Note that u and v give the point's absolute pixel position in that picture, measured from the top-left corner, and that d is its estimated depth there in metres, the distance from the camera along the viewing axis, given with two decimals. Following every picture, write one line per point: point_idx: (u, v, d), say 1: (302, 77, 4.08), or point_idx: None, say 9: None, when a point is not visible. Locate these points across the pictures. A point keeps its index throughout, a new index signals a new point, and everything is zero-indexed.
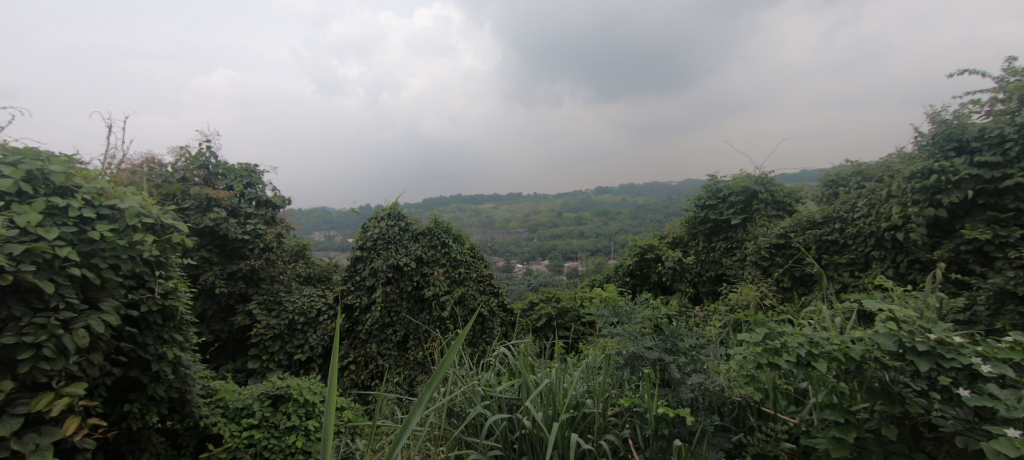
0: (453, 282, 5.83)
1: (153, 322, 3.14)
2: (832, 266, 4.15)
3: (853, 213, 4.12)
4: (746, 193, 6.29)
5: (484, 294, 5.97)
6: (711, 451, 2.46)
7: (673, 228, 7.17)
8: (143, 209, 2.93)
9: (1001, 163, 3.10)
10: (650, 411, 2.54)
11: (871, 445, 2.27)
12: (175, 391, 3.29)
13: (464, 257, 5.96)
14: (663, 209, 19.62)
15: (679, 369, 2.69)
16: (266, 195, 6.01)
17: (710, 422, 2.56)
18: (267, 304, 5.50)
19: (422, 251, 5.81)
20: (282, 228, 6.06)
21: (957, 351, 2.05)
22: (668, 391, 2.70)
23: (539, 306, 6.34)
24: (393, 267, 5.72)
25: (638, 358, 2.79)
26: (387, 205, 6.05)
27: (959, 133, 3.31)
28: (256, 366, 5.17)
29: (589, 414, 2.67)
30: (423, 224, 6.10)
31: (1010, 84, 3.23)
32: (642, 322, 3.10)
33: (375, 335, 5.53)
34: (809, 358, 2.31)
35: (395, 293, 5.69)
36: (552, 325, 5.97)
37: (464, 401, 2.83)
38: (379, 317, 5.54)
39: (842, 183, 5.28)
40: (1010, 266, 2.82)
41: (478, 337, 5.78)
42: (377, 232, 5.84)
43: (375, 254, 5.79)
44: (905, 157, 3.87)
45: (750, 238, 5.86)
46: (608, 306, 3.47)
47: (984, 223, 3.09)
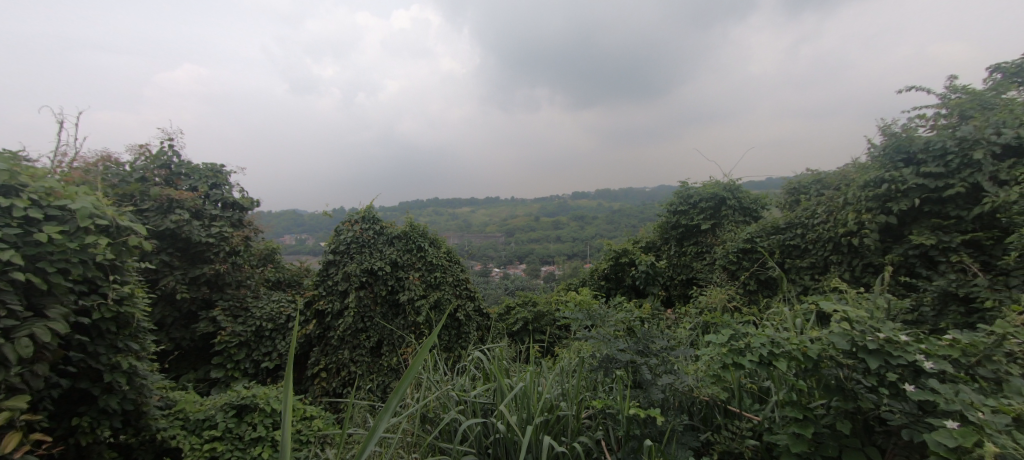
0: (428, 286, 5.83)
1: (107, 330, 3.04)
2: (794, 270, 4.34)
3: (813, 220, 4.33)
4: (715, 199, 6.50)
5: (459, 299, 5.98)
6: (680, 450, 2.55)
7: (646, 233, 7.34)
8: (97, 210, 2.85)
9: (944, 173, 3.30)
10: (622, 413, 2.63)
11: (828, 440, 2.40)
12: (130, 403, 3.19)
13: (440, 261, 5.97)
14: (638, 214, 20.00)
15: (650, 370, 2.78)
16: (233, 197, 5.88)
17: (679, 421, 2.65)
18: (233, 311, 5.40)
19: (397, 256, 5.80)
20: (249, 231, 5.94)
21: (903, 348, 2.19)
22: (638, 392, 2.78)
23: (516, 310, 6.40)
24: (367, 271, 5.69)
25: (611, 360, 2.88)
26: (361, 208, 6.02)
27: (907, 145, 3.52)
28: (219, 375, 5.04)
29: (563, 417, 2.73)
30: (399, 228, 6.09)
31: (951, 101, 3.47)
32: (615, 325, 3.19)
33: (348, 341, 5.48)
34: (770, 357, 2.43)
35: (369, 298, 5.65)
36: (528, 329, 6.03)
37: (438, 407, 2.85)
38: (352, 322, 5.50)
39: (803, 191, 5.53)
40: (952, 270, 3.03)
41: (453, 343, 5.79)
42: (350, 235, 5.81)
43: (349, 258, 5.74)
44: (859, 167, 4.09)
45: (719, 243, 6.06)
46: (582, 309, 3.55)
47: (929, 230, 3.30)
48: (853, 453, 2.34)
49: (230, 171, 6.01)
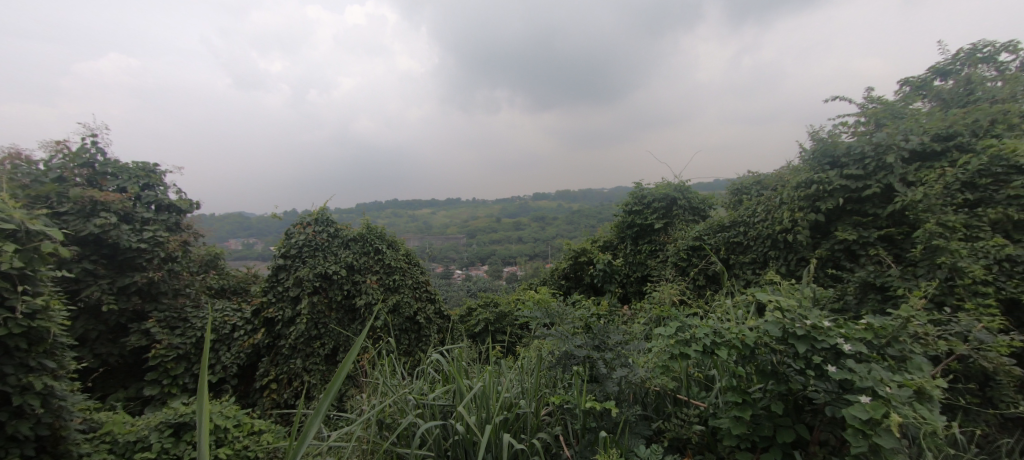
0: (387, 289, 5.81)
1: (16, 348, 2.89)
2: (738, 265, 4.63)
3: (754, 218, 4.63)
4: (666, 199, 6.80)
5: (419, 301, 6.03)
6: (634, 439, 2.70)
7: (604, 232, 7.59)
8: (2, 214, 2.73)
9: (863, 175, 3.63)
10: (579, 407, 2.75)
11: (764, 421, 2.61)
12: (45, 427, 3.01)
13: (398, 264, 5.97)
14: (597, 214, 20.52)
15: (606, 365, 2.92)
16: (167, 199, 5.61)
17: (632, 412, 2.80)
18: (170, 322, 5.19)
19: (353, 259, 5.75)
20: (187, 235, 5.71)
21: (826, 333, 2.41)
22: (595, 386, 2.92)
23: (477, 311, 6.49)
24: (321, 276, 5.58)
25: (568, 357, 3.01)
26: (314, 210, 5.93)
27: (832, 150, 3.84)
28: (155, 393, 4.82)
29: (522, 415, 2.81)
30: (355, 230, 6.04)
31: (869, 110, 3.81)
32: (573, 323, 3.33)
33: (300, 349, 5.34)
34: (713, 346, 2.62)
35: (323, 304, 5.56)
36: (489, 330, 6.11)
37: (396, 412, 2.86)
38: (305, 329, 5.36)
39: (746, 191, 5.90)
40: (870, 263, 3.34)
41: (413, 346, 5.84)
42: (302, 239, 5.70)
43: (301, 262, 5.62)
44: (792, 170, 4.41)
45: (670, 241, 6.33)
46: (540, 307, 3.66)
47: (852, 226, 3.62)
48: (785, 432, 2.56)
49: (164, 171, 5.75)
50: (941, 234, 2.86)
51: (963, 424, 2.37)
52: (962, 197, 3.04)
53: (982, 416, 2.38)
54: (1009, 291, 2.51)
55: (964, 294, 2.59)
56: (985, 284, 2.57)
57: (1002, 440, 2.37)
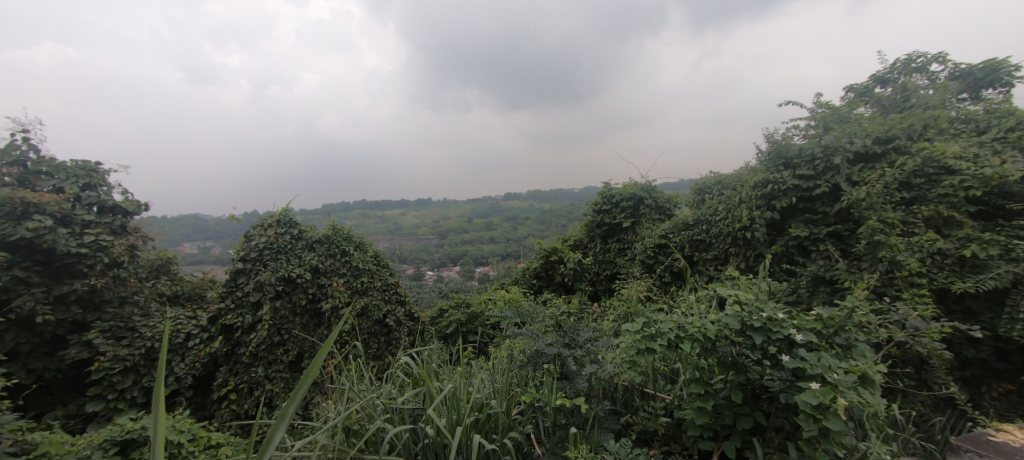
0: (354, 292, 5.78)
1: None
2: (702, 262, 4.81)
3: (716, 217, 4.82)
4: (633, 199, 6.98)
5: (389, 304, 6.04)
6: (602, 433, 2.79)
7: (574, 231, 7.72)
8: None
9: (813, 176, 3.85)
10: (549, 404, 2.81)
11: (725, 410, 2.74)
12: None
13: (366, 266, 5.95)
14: (567, 214, 20.83)
15: (576, 362, 2.99)
16: (111, 200, 5.26)
17: (601, 408, 2.89)
18: (116, 332, 4.92)
19: (318, 261, 5.69)
20: (135, 239, 5.37)
21: (781, 324, 2.55)
22: (565, 383, 2.97)
23: (448, 312, 6.51)
24: (284, 279, 5.48)
25: (539, 356, 3.07)
26: (275, 212, 5.81)
27: (785, 152, 4.05)
28: (98, 409, 4.61)
29: (493, 415, 2.84)
30: (320, 232, 5.98)
31: (818, 114, 4.04)
32: (543, 321, 3.41)
33: (262, 357, 5.20)
34: (677, 340, 2.72)
35: (286, 309, 5.44)
36: (461, 331, 6.14)
37: (363, 419, 2.83)
38: (267, 336, 5.23)
39: (708, 191, 6.14)
40: (821, 257, 3.54)
41: (382, 350, 5.83)
42: (263, 241, 5.55)
43: (262, 266, 5.47)
44: (750, 170, 4.62)
45: (638, 239, 6.51)
46: (510, 307, 3.72)
47: (804, 223, 3.83)
48: (744, 419, 2.69)
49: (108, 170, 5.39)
50: (882, 230, 3.09)
51: (902, 405, 2.56)
52: (899, 196, 3.27)
53: (917, 398, 2.59)
54: (940, 282, 2.73)
55: (902, 285, 2.80)
56: (919, 276, 2.79)
57: (935, 418, 2.58)
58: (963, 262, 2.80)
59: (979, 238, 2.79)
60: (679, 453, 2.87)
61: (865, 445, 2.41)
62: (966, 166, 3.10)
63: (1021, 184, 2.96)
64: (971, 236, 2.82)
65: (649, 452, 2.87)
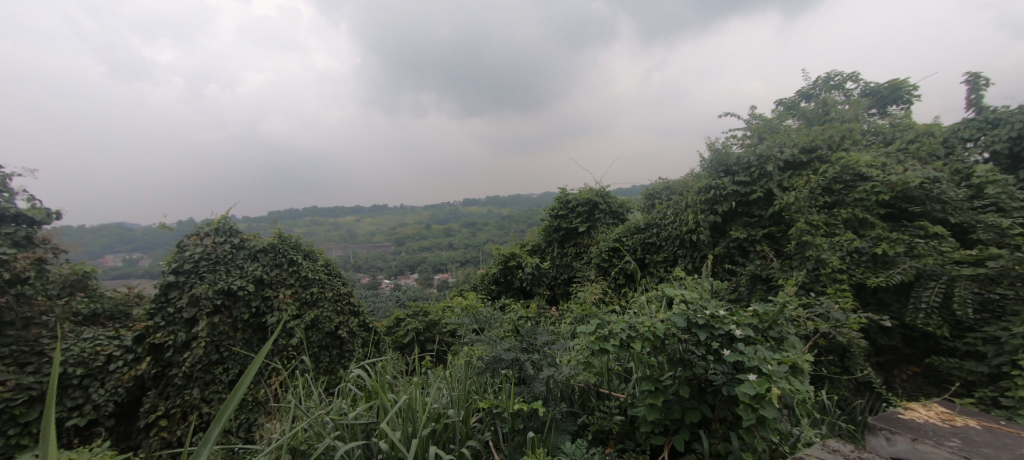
0: (304, 304, 5.70)
1: None
2: (654, 264, 5.03)
3: (665, 220, 5.06)
4: (589, 204, 7.20)
5: (341, 315, 5.98)
6: (560, 435, 2.87)
7: (532, 237, 7.84)
8: None
9: (749, 181, 4.15)
10: (507, 410, 2.86)
11: (674, 405, 2.88)
12: None
13: (317, 275, 5.90)
14: (526, 220, 21.10)
15: (533, 366, 3.08)
16: (14, 209, 4.83)
17: (558, 410, 2.97)
18: (20, 358, 4.40)
19: (263, 272, 5.53)
20: (44, 252, 4.95)
21: (722, 321, 2.72)
22: (523, 388, 3.06)
23: (405, 322, 6.46)
24: (222, 293, 5.26)
25: (497, 362, 3.13)
26: (213, 220, 5.59)
27: (725, 160, 4.34)
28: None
29: (450, 425, 2.83)
30: (265, 240, 5.83)
31: (752, 125, 4.35)
32: (501, 328, 3.51)
33: (197, 378, 4.92)
34: (629, 340, 2.86)
35: (226, 325, 5.24)
36: (418, 339, 6.13)
37: (311, 438, 2.73)
38: (203, 355, 4.98)
39: (657, 196, 6.44)
40: (758, 257, 3.81)
41: (335, 363, 5.73)
42: (198, 251, 5.31)
43: (198, 278, 5.22)
44: (695, 176, 4.89)
45: (594, 243, 6.71)
46: (467, 315, 3.82)
47: (743, 226, 4.11)
48: (692, 413, 2.84)
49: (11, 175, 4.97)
50: (809, 231, 3.38)
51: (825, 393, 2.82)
52: (823, 200, 3.57)
53: (840, 383, 2.88)
54: (857, 278, 3.02)
55: (826, 281, 3.08)
56: (840, 272, 3.08)
57: (856, 401, 2.88)
58: (875, 259, 3.12)
59: (887, 238, 3.14)
60: (633, 449, 3.00)
61: (798, 430, 2.61)
62: (876, 173, 3.46)
63: (920, 189, 3.36)
64: (881, 236, 3.16)
65: (605, 451, 2.98)
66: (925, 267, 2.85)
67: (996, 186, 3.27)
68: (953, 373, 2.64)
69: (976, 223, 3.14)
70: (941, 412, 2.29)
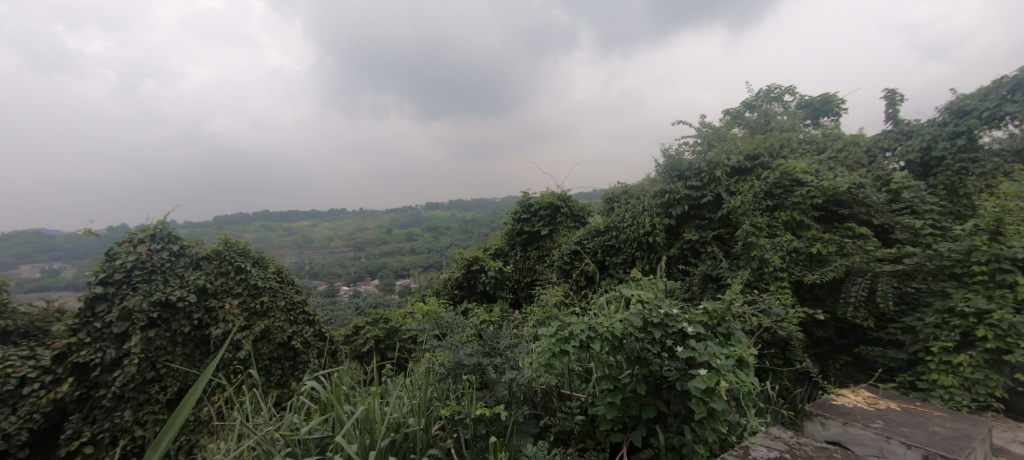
0: (253, 315, 5.56)
1: None
2: (613, 266, 5.20)
3: (623, 223, 5.24)
4: (551, 207, 7.34)
5: (295, 325, 5.88)
6: (522, 438, 2.92)
7: (495, 241, 7.91)
8: None
9: (701, 186, 4.38)
10: (469, 416, 2.85)
11: (632, 402, 2.99)
12: None
13: (267, 284, 5.78)
14: (490, 224, 21.17)
15: (495, 370, 3.13)
16: None
17: (520, 413, 3.02)
18: None
19: (206, 281, 5.35)
20: None
21: (676, 319, 2.84)
22: (485, 393, 3.08)
23: (366, 329, 6.38)
24: (159, 305, 5.02)
25: (458, 367, 3.17)
26: (149, 225, 5.30)
27: (678, 165, 4.56)
28: None
29: (410, 434, 2.76)
30: (209, 247, 5.67)
31: (703, 133, 4.59)
32: (463, 333, 3.53)
33: (129, 399, 4.62)
34: (588, 340, 2.94)
35: (164, 339, 4.99)
36: (378, 348, 6.08)
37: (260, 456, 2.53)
38: (136, 373, 4.68)
39: (616, 200, 6.64)
40: (709, 258, 4.03)
41: (288, 376, 5.61)
42: (131, 260, 5.00)
43: (130, 289, 4.93)
44: (651, 181, 5.09)
45: (555, 246, 6.85)
46: (428, 321, 3.77)
47: (696, 229, 4.33)
48: (648, 409, 2.96)
49: None
50: (754, 233, 3.60)
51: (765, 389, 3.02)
52: (766, 203, 3.82)
53: (782, 374, 3.14)
54: (796, 275, 3.26)
55: (769, 279, 3.31)
56: (781, 271, 3.31)
57: (796, 390, 3.11)
58: (811, 258, 3.38)
59: (821, 238, 3.40)
60: (593, 448, 3.12)
61: (745, 421, 2.80)
62: (811, 178, 3.73)
63: (848, 194, 3.65)
64: (815, 236, 3.42)
65: (566, 450, 3.09)
66: (853, 264, 3.11)
67: (911, 191, 3.65)
68: (879, 362, 2.90)
69: (895, 225, 3.48)
70: (867, 397, 2.52)
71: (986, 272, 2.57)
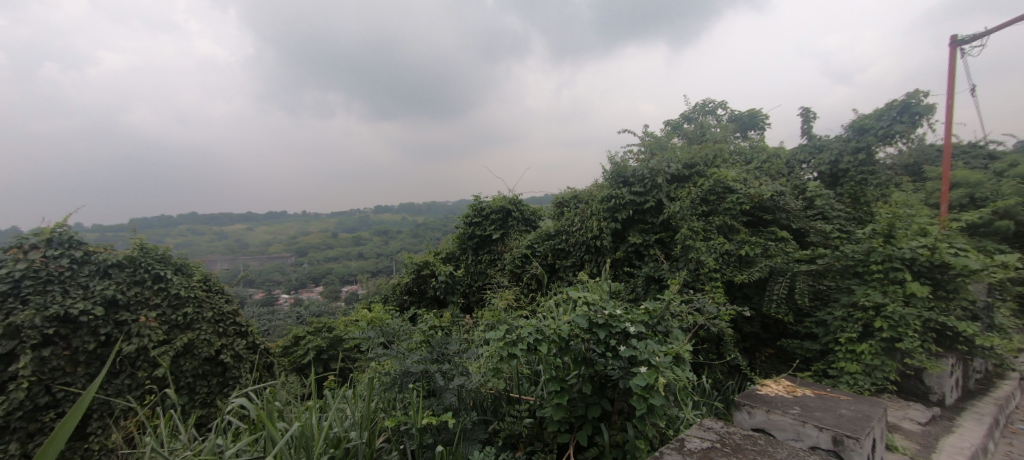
0: (172, 328, 5.26)
1: None
2: (563, 269, 5.36)
3: (573, 227, 5.42)
4: (502, 211, 7.45)
5: (224, 338, 5.68)
6: (470, 445, 2.93)
7: (445, 245, 7.91)
8: None
9: (644, 191, 4.63)
10: (415, 426, 2.84)
11: (578, 401, 3.11)
12: None
13: (191, 293, 5.54)
14: (441, 228, 21.06)
15: (443, 377, 3.13)
16: None
17: (469, 419, 3.04)
18: None
19: (116, 292, 4.99)
20: None
21: (618, 319, 3.00)
22: (432, 400, 3.10)
23: (307, 339, 6.20)
24: (57, 320, 4.59)
25: (405, 375, 3.11)
26: (45, 228, 4.97)
27: (623, 172, 4.79)
28: None
29: (351, 449, 2.68)
30: (120, 253, 5.33)
31: (646, 142, 4.85)
32: (409, 340, 3.50)
33: (17, 428, 4.09)
34: (536, 342, 3.03)
35: (61, 359, 4.52)
36: (321, 359, 5.94)
37: None
38: (27, 399, 4.21)
39: (566, 205, 6.84)
40: (652, 260, 4.26)
41: (216, 393, 5.32)
42: (23, 268, 4.62)
43: (18, 302, 4.49)
44: (599, 186, 5.31)
45: (507, 249, 6.95)
46: (372, 328, 3.71)
47: (640, 233, 4.55)
48: (593, 408, 3.09)
49: None
50: (691, 236, 3.85)
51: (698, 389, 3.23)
52: (702, 209, 4.07)
53: (715, 368, 3.42)
54: (728, 275, 3.53)
55: (704, 279, 3.57)
56: (714, 271, 3.57)
57: (728, 383, 3.37)
58: (740, 259, 3.66)
59: (748, 241, 3.70)
60: (541, 450, 3.21)
61: (681, 414, 3.00)
62: (740, 186, 4.04)
63: (771, 201, 3.99)
64: (744, 239, 3.71)
65: (514, 454, 3.16)
66: (775, 264, 3.43)
67: (823, 199, 4.07)
68: (798, 353, 3.18)
69: (810, 229, 3.86)
70: (787, 385, 2.77)
71: (882, 270, 2.91)
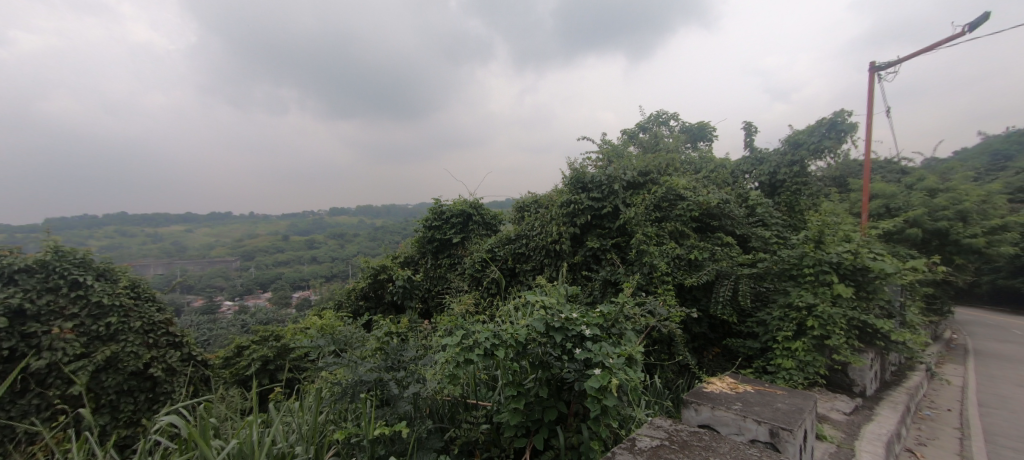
0: (92, 340, 4.91)
1: None
2: (524, 273, 5.44)
3: (533, 231, 5.51)
4: (462, 215, 7.47)
5: (155, 350, 5.35)
6: (425, 454, 2.92)
7: (404, 248, 7.82)
8: None
9: (600, 197, 4.78)
10: (367, 437, 2.81)
11: (535, 405, 3.16)
12: None
13: (117, 301, 5.21)
14: (401, 232, 20.79)
15: (397, 384, 3.10)
16: None
17: (424, 428, 3.03)
18: None
19: (24, 301, 4.69)
20: None
21: (574, 322, 3.09)
22: (385, 410, 3.06)
23: (251, 349, 5.95)
24: None
25: (358, 384, 3.03)
26: None
27: (581, 178, 4.93)
28: None
29: None
30: (31, 257, 5.01)
31: (603, 150, 5.02)
32: (362, 347, 3.44)
33: None
34: (492, 347, 3.05)
35: None
36: (265, 370, 5.72)
37: None
38: None
39: (526, 210, 6.94)
40: (608, 264, 4.41)
41: (144, 410, 4.96)
42: None
43: None
44: (558, 192, 5.44)
45: (467, 253, 6.97)
46: (321, 336, 3.62)
47: (598, 238, 4.70)
48: (550, 411, 3.15)
49: None
50: (645, 241, 4.01)
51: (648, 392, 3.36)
52: (654, 215, 4.25)
53: (666, 367, 3.58)
54: (678, 278, 3.72)
55: (657, 282, 3.74)
56: (666, 275, 3.75)
57: (679, 381, 3.54)
58: (690, 263, 3.86)
59: (697, 246, 3.89)
60: (499, 455, 3.24)
61: (634, 414, 3.12)
62: (689, 194, 4.26)
63: (718, 208, 4.22)
64: (693, 244, 3.91)
65: None
66: (721, 268, 3.64)
67: (763, 207, 4.36)
68: (743, 352, 3.38)
69: (752, 235, 4.15)
70: (730, 383, 2.94)
71: (814, 273, 3.16)
